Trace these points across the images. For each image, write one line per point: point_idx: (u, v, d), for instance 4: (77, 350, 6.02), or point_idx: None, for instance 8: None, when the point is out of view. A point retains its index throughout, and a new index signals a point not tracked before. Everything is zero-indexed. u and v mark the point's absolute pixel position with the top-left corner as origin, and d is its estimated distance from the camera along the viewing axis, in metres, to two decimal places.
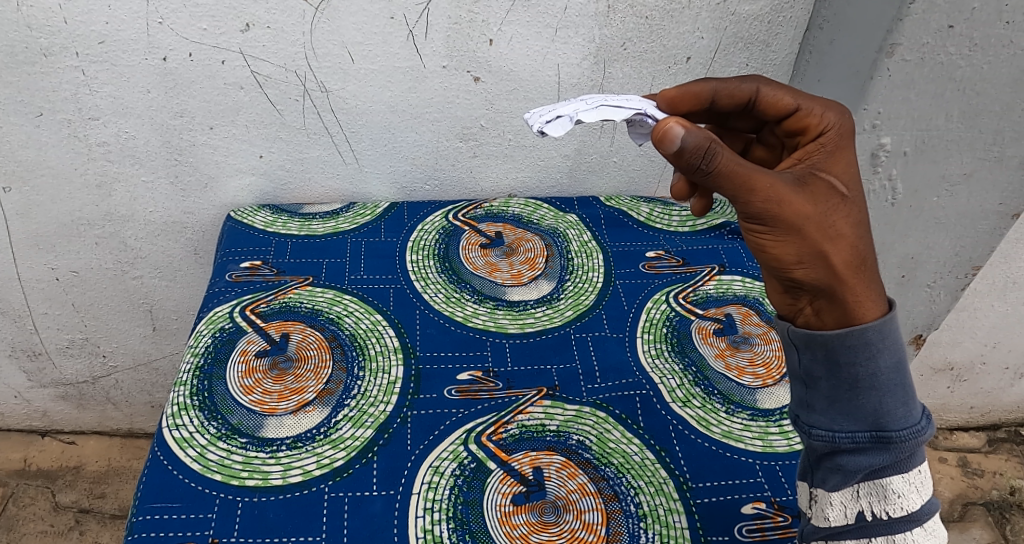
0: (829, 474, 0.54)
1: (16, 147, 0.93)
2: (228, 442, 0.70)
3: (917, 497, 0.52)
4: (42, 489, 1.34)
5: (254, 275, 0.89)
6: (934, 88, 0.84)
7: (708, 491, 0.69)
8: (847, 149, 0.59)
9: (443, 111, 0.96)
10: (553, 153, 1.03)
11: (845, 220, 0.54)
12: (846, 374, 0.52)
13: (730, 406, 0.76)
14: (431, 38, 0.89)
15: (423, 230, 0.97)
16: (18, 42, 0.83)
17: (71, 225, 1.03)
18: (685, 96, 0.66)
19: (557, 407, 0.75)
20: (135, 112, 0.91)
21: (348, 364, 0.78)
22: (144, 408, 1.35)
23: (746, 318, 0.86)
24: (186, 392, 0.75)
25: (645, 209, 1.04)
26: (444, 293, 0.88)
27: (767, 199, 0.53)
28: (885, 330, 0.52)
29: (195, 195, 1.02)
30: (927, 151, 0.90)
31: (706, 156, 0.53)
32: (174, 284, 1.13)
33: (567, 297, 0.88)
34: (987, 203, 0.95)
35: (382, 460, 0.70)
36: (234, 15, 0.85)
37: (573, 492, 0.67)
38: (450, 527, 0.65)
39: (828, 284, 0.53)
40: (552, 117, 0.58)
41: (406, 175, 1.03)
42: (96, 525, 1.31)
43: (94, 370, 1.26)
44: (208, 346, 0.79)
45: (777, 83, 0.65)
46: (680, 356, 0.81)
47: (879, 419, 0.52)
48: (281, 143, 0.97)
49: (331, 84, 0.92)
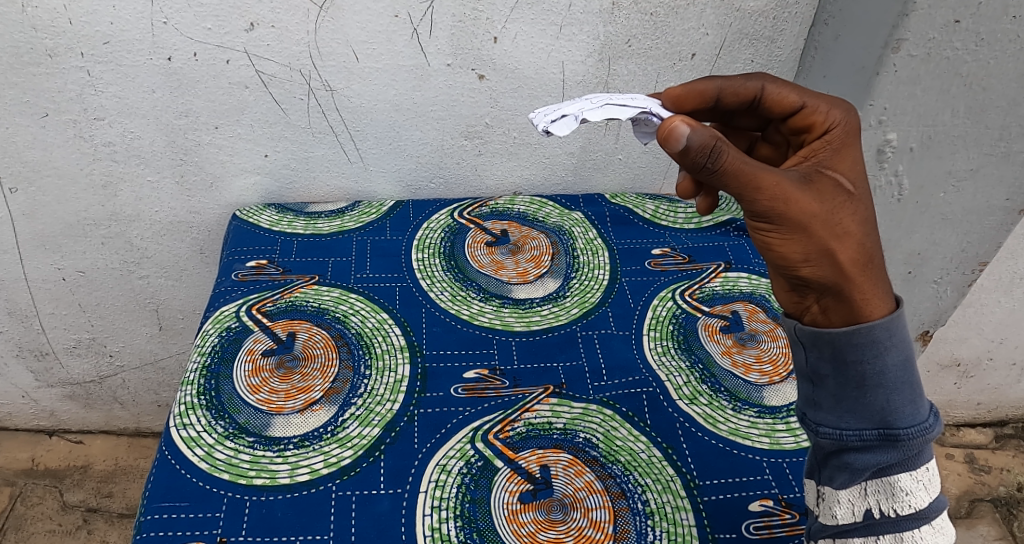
0: (836, 472, 0.54)
1: (21, 148, 0.93)
2: (236, 440, 0.70)
3: (925, 495, 0.52)
4: (49, 488, 1.35)
5: (260, 274, 0.89)
6: (940, 84, 0.84)
7: (715, 488, 0.69)
8: (852, 147, 0.59)
9: (447, 109, 0.96)
10: (558, 150, 1.03)
11: (851, 218, 0.54)
12: (854, 372, 0.52)
13: (737, 404, 0.76)
14: (435, 37, 0.89)
15: (429, 229, 0.97)
16: (22, 43, 0.83)
17: (77, 226, 1.03)
18: (690, 95, 0.66)
19: (564, 405, 0.75)
20: (140, 112, 0.92)
21: (355, 363, 0.78)
22: (151, 408, 1.36)
23: (752, 315, 0.86)
24: (193, 391, 0.75)
25: (650, 206, 1.04)
26: (449, 291, 0.88)
27: (773, 197, 0.53)
28: (892, 328, 0.51)
29: (200, 195, 1.02)
30: (933, 146, 0.90)
31: (711, 154, 0.52)
32: (179, 284, 1.14)
33: (572, 295, 0.88)
34: (994, 198, 0.94)
35: (389, 459, 0.70)
36: (238, 15, 0.85)
37: (580, 490, 0.67)
38: (457, 525, 0.65)
39: (835, 283, 0.53)
40: (557, 116, 0.58)
41: (411, 173, 1.03)
42: (104, 524, 1.31)
43: (100, 370, 1.27)
44: (215, 345, 0.79)
45: (782, 80, 0.65)
46: (687, 353, 0.81)
47: (887, 417, 0.51)
48: (285, 143, 0.98)
49: (335, 83, 0.92)
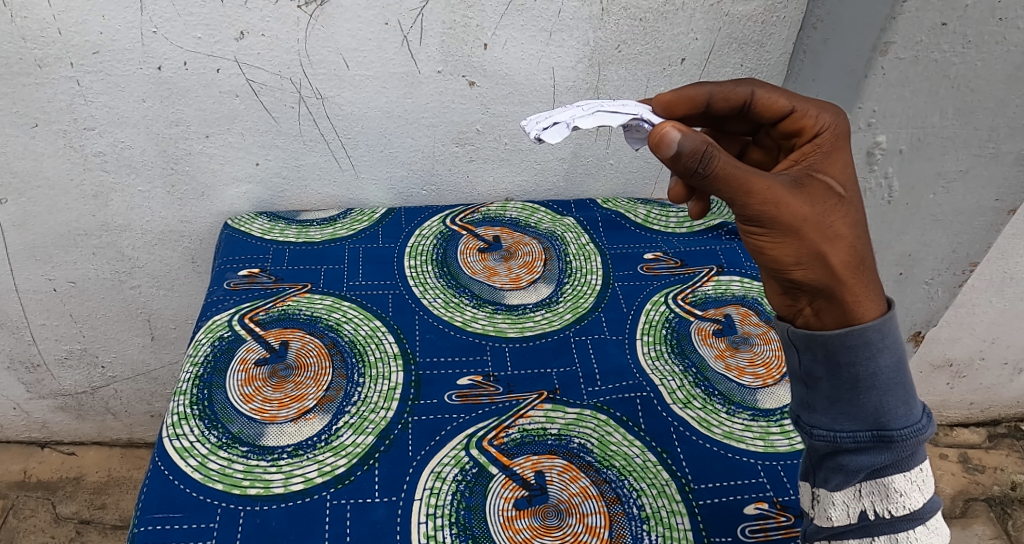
0: (831, 474, 0.54)
1: (11, 159, 0.93)
2: (229, 451, 0.70)
3: (919, 496, 0.52)
4: (42, 501, 1.33)
5: (252, 283, 0.89)
6: (929, 86, 0.84)
7: (711, 492, 0.69)
8: (843, 149, 0.60)
9: (439, 116, 0.97)
10: (550, 156, 1.03)
11: (843, 221, 0.54)
12: (847, 373, 0.52)
13: (731, 407, 0.76)
14: (425, 44, 0.89)
15: (421, 236, 0.97)
16: (12, 53, 0.83)
17: (68, 236, 1.03)
18: (680, 100, 0.67)
19: (558, 410, 0.75)
20: (130, 121, 0.91)
21: (348, 371, 0.78)
22: (144, 418, 1.35)
23: (746, 318, 0.86)
24: (186, 401, 0.74)
25: (642, 210, 1.04)
26: (443, 298, 0.88)
27: (764, 201, 0.53)
28: (884, 329, 0.52)
29: (192, 204, 1.02)
30: (923, 148, 0.90)
31: (703, 159, 0.53)
32: (171, 294, 1.13)
33: (566, 301, 0.88)
34: (984, 199, 0.95)
35: (384, 466, 0.70)
36: (228, 24, 0.85)
37: (575, 496, 0.67)
38: (453, 532, 0.64)
39: (827, 285, 0.53)
40: (549, 123, 0.58)
41: (402, 180, 1.03)
42: (97, 536, 1.30)
43: (92, 381, 1.26)
44: (207, 355, 0.79)
45: (771, 85, 0.65)
46: (680, 357, 0.81)
47: (881, 418, 0.52)
48: (277, 151, 0.97)
49: (327, 91, 0.92)
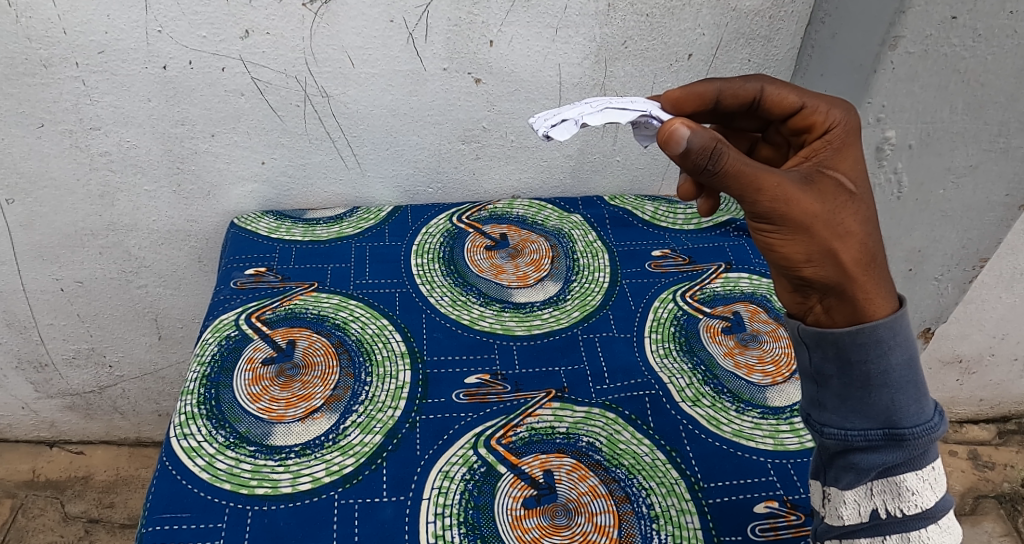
0: (841, 473, 0.53)
1: (18, 159, 0.93)
2: (236, 450, 0.70)
3: (931, 494, 0.51)
4: (51, 499, 1.34)
5: (259, 281, 0.89)
6: (938, 80, 0.83)
7: (720, 490, 0.68)
8: (853, 146, 0.59)
9: (445, 114, 0.96)
10: (556, 153, 1.03)
11: (853, 218, 0.54)
12: (859, 371, 0.52)
13: (740, 405, 0.76)
14: (431, 41, 0.89)
15: (428, 234, 0.97)
16: (18, 54, 0.83)
17: (75, 236, 1.03)
18: (689, 97, 0.66)
19: (566, 409, 0.75)
20: (136, 121, 0.91)
21: (356, 370, 0.78)
22: (152, 417, 1.35)
23: (754, 316, 0.85)
24: (193, 401, 0.74)
25: (649, 207, 1.03)
26: (449, 296, 0.88)
27: (774, 198, 0.53)
28: (895, 327, 0.51)
29: (198, 203, 1.02)
30: (932, 143, 0.89)
31: (712, 156, 0.52)
32: (178, 293, 1.13)
33: (573, 299, 0.88)
34: (993, 195, 0.94)
35: (391, 466, 0.69)
36: (233, 22, 0.84)
37: (584, 495, 0.67)
38: (461, 532, 0.64)
39: (837, 283, 0.53)
40: (558, 120, 0.58)
41: (408, 178, 1.03)
42: (106, 535, 1.31)
43: (100, 380, 1.26)
44: (214, 355, 0.79)
45: (781, 81, 0.65)
46: (689, 355, 0.81)
47: (892, 417, 0.51)
48: (283, 149, 0.97)
49: (332, 89, 0.92)
